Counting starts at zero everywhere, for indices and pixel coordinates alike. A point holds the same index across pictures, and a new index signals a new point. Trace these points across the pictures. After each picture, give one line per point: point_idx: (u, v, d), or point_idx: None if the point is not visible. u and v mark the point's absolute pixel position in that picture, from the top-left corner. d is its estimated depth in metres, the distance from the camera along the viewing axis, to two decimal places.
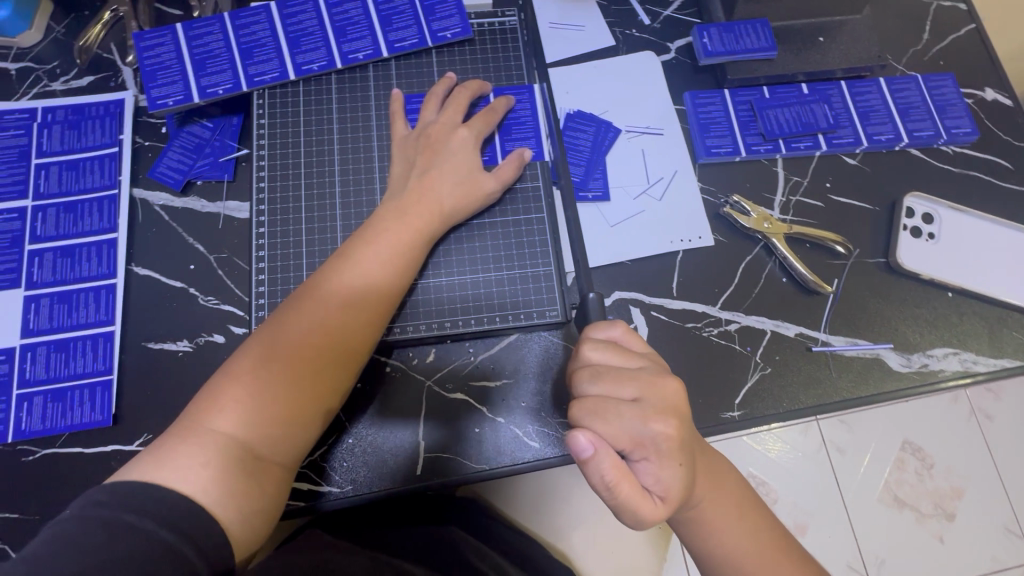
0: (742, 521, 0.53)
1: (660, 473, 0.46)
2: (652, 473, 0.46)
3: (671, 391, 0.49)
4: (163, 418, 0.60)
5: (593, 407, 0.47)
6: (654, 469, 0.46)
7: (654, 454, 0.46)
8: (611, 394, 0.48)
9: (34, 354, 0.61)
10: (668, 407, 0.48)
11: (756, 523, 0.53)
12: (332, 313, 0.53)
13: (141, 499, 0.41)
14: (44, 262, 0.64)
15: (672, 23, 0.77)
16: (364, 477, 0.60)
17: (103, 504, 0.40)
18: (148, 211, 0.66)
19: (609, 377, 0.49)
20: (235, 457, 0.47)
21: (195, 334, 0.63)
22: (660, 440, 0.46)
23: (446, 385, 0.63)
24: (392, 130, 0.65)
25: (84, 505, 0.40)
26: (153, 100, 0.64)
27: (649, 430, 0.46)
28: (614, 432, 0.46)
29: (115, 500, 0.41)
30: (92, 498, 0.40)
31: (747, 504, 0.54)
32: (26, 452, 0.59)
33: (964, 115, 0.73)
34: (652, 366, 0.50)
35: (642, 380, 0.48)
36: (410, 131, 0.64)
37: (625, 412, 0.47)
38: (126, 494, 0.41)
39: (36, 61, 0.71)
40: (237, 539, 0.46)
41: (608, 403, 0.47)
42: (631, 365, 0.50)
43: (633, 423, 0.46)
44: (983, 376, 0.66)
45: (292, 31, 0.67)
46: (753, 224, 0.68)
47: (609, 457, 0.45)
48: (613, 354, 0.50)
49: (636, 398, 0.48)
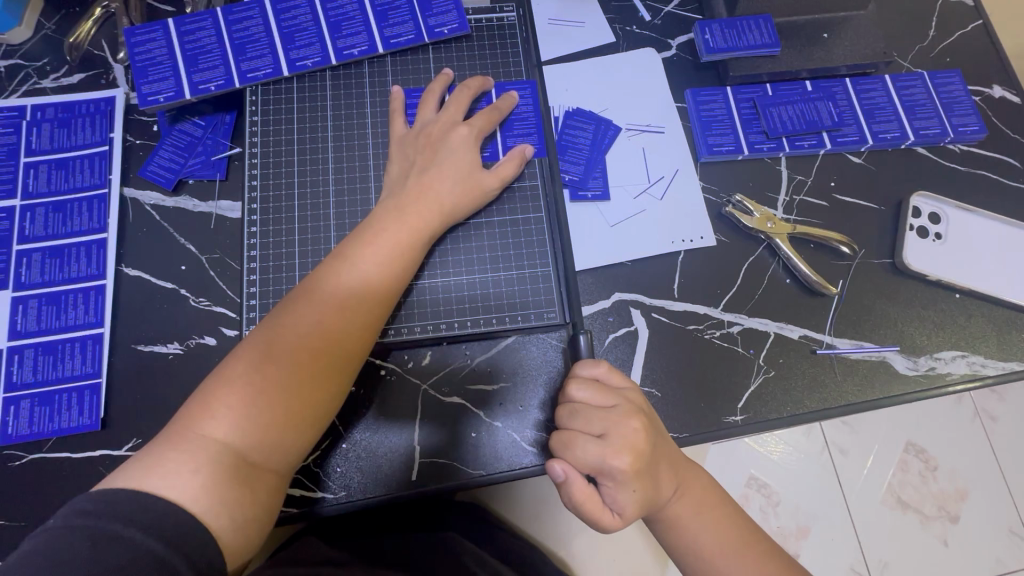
0: (705, 518, 0.52)
1: (621, 501, 0.48)
2: (616, 499, 0.49)
3: (637, 430, 0.49)
4: (153, 422, 0.59)
5: (565, 441, 0.50)
6: (616, 496, 0.49)
7: (618, 485, 0.48)
8: (583, 430, 0.50)
9: (21, 357, 0.60)
10: (636, 443, 0.48)
11: (722, 520, 0.52)
12: (332, 314, 0.52)
13: (127, 508, 0.40)
14: (32, 262, 0.62)
15: (673, 19, 0.76)
16: (359, 482, 0.58)
17: (89, 513, 0.39)
18: (139, 210, 0.65)
19: (585, 414, 0.51)
20: (228, 465, 0.46)
21: (186, 336, 0.62)
22: (620, 474, 0.48)
23: (443, 389, 0.61)
24: (390, 128, 0.64)
25: (69, 514, 0.39)
26: (144, 97, 0.63)
27: (612, 466, 0.48)
28: (583, 462, 0.49)
29: (99, 509, 0.40)
30: (77, 507, 0.40)
31: (711, 501, 0.53)
32: (11, 457, 0.58)
33: (972, 113, 0.71)
34: (626, 405, 0.51)
35: (611, 418, 0.50)
36: (409, 129, 0.63)
37: (591, 449, 0.49)
38: (111, 500, 0.41)
39: (26, 58, 0.70)
40: (228, 550, 0.44)
41: (580, 437, 0.50)
42: (606, 403, 0.51)
43: (597, 457, 0.49)
44: (991, 379, 0.64)
45: (285, 26, 0.66)
46: (756, 225, 0.66)
47: (576, 483, 0.49)
48: (594, 391, 0.51)
49: (605, 434, 0.49)
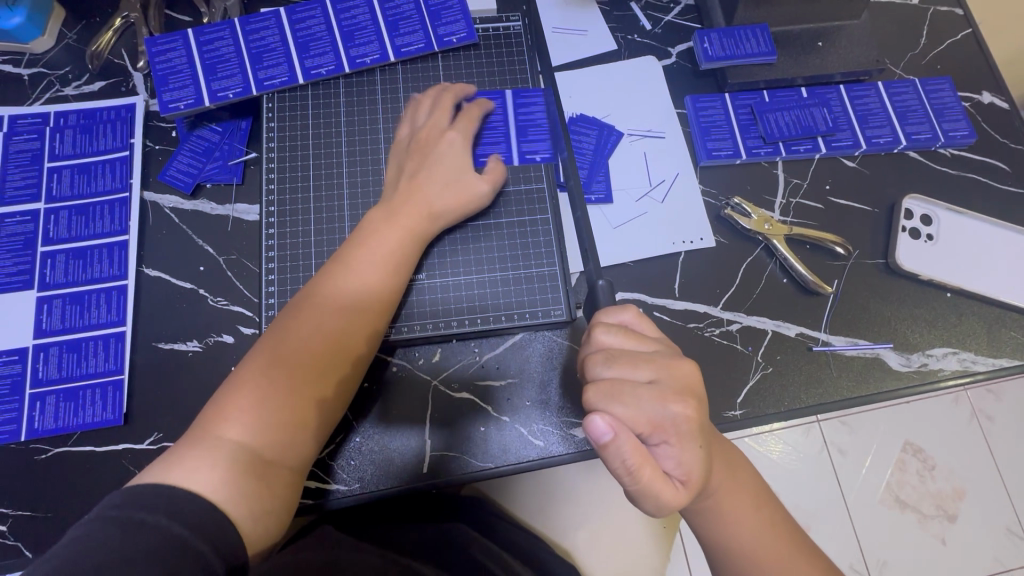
0: (758, 512, 0.54)
1: (681, 456, 0.46)
2: (673, 456, 0.46)
3: (687, 371, 0.49)
4: (174, 416, 0.61)
5: (609, 391, 0.46)
6: (674, 452, 0.46)
7: (675, 437, 0.46)
8: (625, 377, 0.47)
9: (47, 354, 0.62)
10: (685, 386, 0.48)
11: (770, 514, 0.54)
12: (331, 315, 0.55)
13: (154, 501, 0.42)
14: (56, 263, 0.65)
15: (673, 28, 0.78)
16: (372, 475, 0.60)
17: (117, 505, 0.41)
18: (158, 213, 0.68)
19: (624, 360, 0.48)
20: (245, 462, 0.48)
21: (205, 335, 0.64)
22: (680, 421, 0.46)
23: (452, 384, 0.64)
24: (394, 135, 0.66)
25: (100, 510, 0.41)
26: (165, 104, 0.65)
27: (668, 411, 0.46)
28: (636, 416, 0.46)
29: (129, 502, 0.41)
30: (108, 502, 0.41)
31: (761, 494, 0.55)
32: (38, 450, 0.60)
33: (962, 118, 0.74)
34: (665, 349, 0.50)
35: (657, 362, 0.48)
36: (403, 135, 0.65)
37: (643, 395, 0.46)
38: (139, 495, 0.42)
39: (49, 67, 0.72)
40: (247, 539, 0.46)
41: (627, 385, 0.47)
42: (643, 348, 0.50)
43: (653, 406, 0.46)
44: (982, 375, 0.67)
45: (301, 36, 0.68)
46: (754, 226, 0.69)
47: (628, 440, 0.44)
48: (624, 337, 0.50)
49: (653, 380, 0.47)
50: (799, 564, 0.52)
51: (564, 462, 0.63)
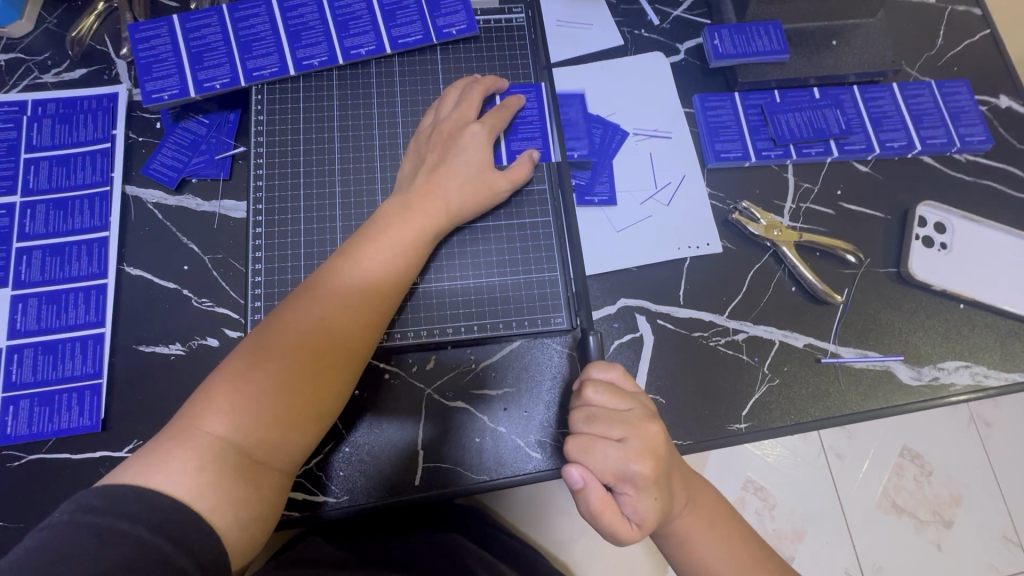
0: (715, 532, 0.51)
1: (639, 506, 0.46)
2: (632, 504, 0.46)
3: (656, 433, 0.47)
4: (155, 423, 0.58)
5: (581, 445, 0.47)
6: (633, 501, 0.46)
7: (634, 490, 0.46)
8: (598, 434, 0.47)
9: (22, 356, 0.59)
10: (656, 447, 0.47)
11: (731, 534, 0.52)
12: (333, 312, 0.52)
13: (134, 504, 0.40)
14: (32, 260, 0.62)
15: (682, 24, 0.75)
16: (361, 486, 0.58)
17: (96, 510, 0.39)
18: (141, 209, 0.64)
19: (600, 418, 0.47)
20: (232, 462, 0.45)
21: (188, 337, 0.61)
22: (639, 479, 0.46)
23: (446, 393, 0.61)
24: (418, 122, 0.64)
25: (76, 510, 0.38)
26: (148, 94, 0.62)
27: (630, 469, 0.46)
28: (601, 469, 0.46)
29: (106, 505, 0.39)
30: (84, 502, 0.39)
31: (720, 516, 0.52)
32: (11, 457, 0.57)
33: (979, 123, 0.72)
34: (642, 409, 0.49)
35: (629, 422, 0.47)
36: (426, 126, 0.63)
37: (609, 453, 0.46)
38: (118, 497, 0.40)
39: (27, 52, 0.69)
40: (232, 548, 0.44)
41: (597, 443, 0.46)
42: (621, 407, 0.49)
43: (615, 463, 0.46)
44: (993, 390, 0.64)
45: (292, 25, 0.65)
46: (762, 232, 0.66)
47: (595, 489, 0.46)
48: (608, 395, 0.49)
49: (623, 438, 0.47)
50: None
51: (560, 477, 0.60)
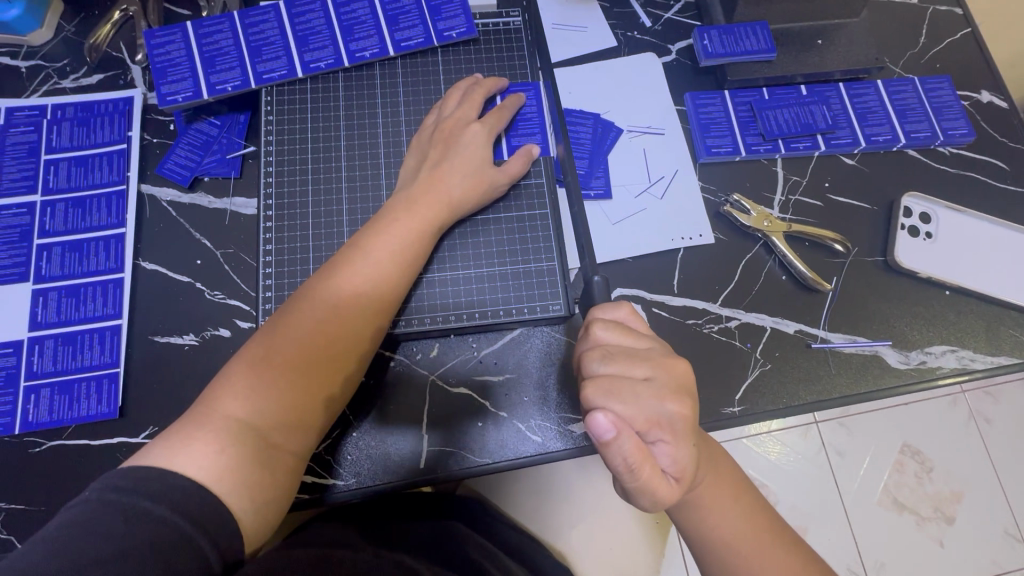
0: (736, 504, 0.54)
1: (676, 454, 0.46)
2: (668, 454, 0.46)
3: (682, 370, 0.49)
4: (170, 410, 0.61)
5: (608, 386, 0.46)
6: (669, 451, 0.46)
7: (670, 434, 0.46)
8: (624, 374, 0.47)
9: (42, 347, 0.62)
10: (679, 385, 0.48)
11: (749, 506, 0.54)
12: (344, 300, 0.54)
13: (157, 485, 0.42)
14: (52, 255, 0.64)
15: (673, 26, 0.78)
16: (368, 470, 0.60)
17: (122, 490, 0.41)
18: (155, 206, 0.67)
19: (621, 357, 0.48)
20: (249, 446, 0.48)
21: (201, 328, 0.64)
22: (675, 419, 0.46)
23: (449, 380, 0.64)
24: (423, 121, 0.67)
25: (103, 489, 0.41)
26: (163, 97, 0.65)
27: (665, 409, 0.46)
28: (634, 412, 0.46)
29: (132, 485, 0.41)
30: (111, 483, 0.41)
31: (741, 488, 0.55)
32: (32, 444, 0.59)
33: (961, 116, 0.74)
34: (659, 347, 0.50)
35: (654, 359, 0.48)
36: (429, 123, 0.65)
37: (640, 392, 0.46)
38: (142, 477, 0.42)
39: (46, 59, 0.72)
40: (247, 531, 0.46)
41: (625, 381, 0.47)
42: (639, 345, 0.50)
43: (650, 403, 0.46)
44: (980, 373, 0.66)
45: (300, 29, 0.68)
46: (753, 223, 0.69)
47: (629, 439, 0.43)
48: (622, 334, 0.50)
49: (649, 377, 0.47)
50: (777, 555, 0.52)
51: (559, 460, 0.62)
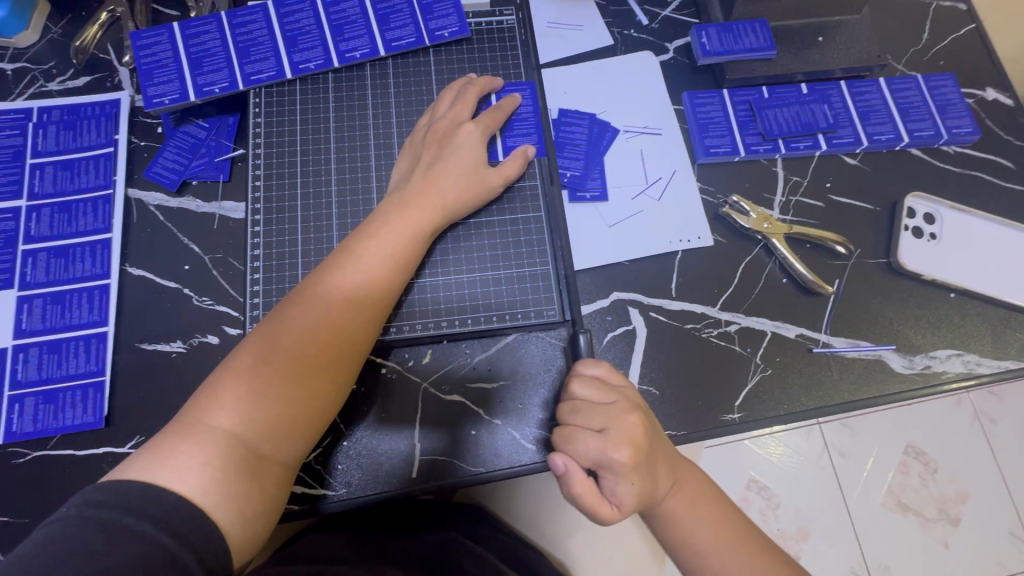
0: (700, 513, 0.52)
1: (619, 492, 0.49)
2: (615, 491, 0.49)
3: (634, 425, 0.49)
4: (157, 419, 0.60)
5: (565, 435, 0.51)
6: (615, 487, 0.49)
7: (613, 478, 0.49)
8: (583, 425, 0.51)
9: (27, 355, 0.60)
10: (635, 438, 0.49)
11: (715, 515, 0.52)
12: (336, 307, 0.53)
13: (139, 500, 0.40)
14: (37, 262, 0.63)
15: (671, 23, 0.77)
16: (359, 480, 0.59)
17: (101, 504, 0.39)
18: (143, 211, 0.66)
19: (582, 408, 0.51)
20: (236, 458, 0.46)
21: (189, 335, 0.62)
22: (617, 467, 0.48)
23: (442, 387, 0.62)
24: (416, 122, 0.65)
25: (83, 505, 0.39)
26: (150, 99, 0.64)
27: (609, 457, 0.48)
28: (582, 456, 0.50)
29: (112, 500, 0.40)
30: (90, 497, 0.40)
31: (705, 496, 0.53)
32: (16, 454, 0.58)
33: (965, 115, 0.72)
34: (625, 400, 0.51)
35: (610, 413, 0.50)
36: (422, 125, 0.64)
37: (591, 441, 0.49)
38: (124, 492, 0.41)
39: (32, 61, 0.71)
40: (235, 545, 0.45)
41: (580, 432, 0.50)
42: (607, 400, 0.51)
43: (596, 452, 0.49)
44: (986, 378, 0.65)
45: (289, 29, 0.67)
46: (753, 225, 0.67)
47: (575, 475, 0.49)
48: (596, 389, 0.52)
49: (604, 428, 0.50)
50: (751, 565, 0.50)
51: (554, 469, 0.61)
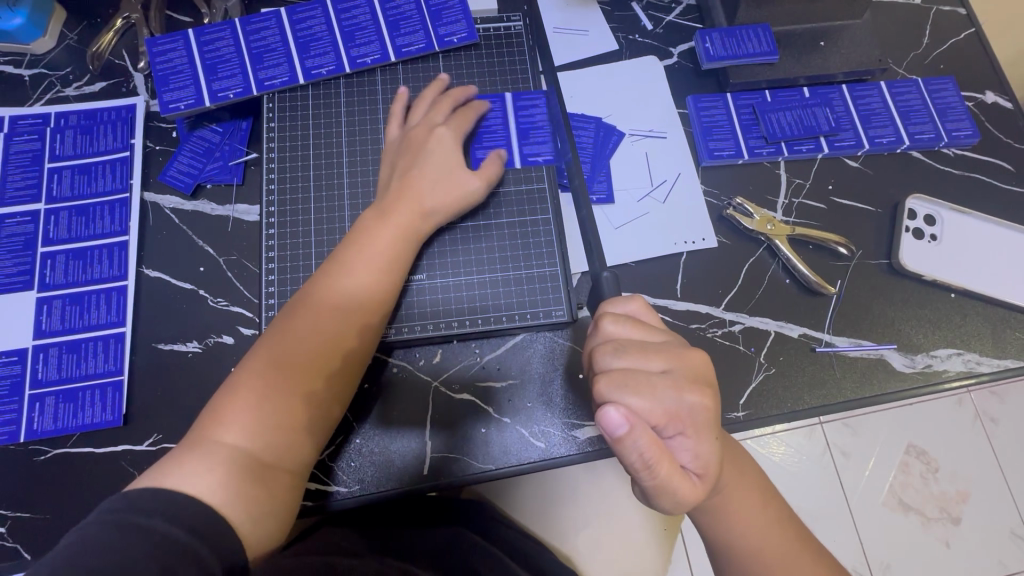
0: (765, 509, 0.54)
1: (697, 449, 0.46)
2: (689, 448, 0.46)
3: (697, 360, 0.48)
4: (174, 418, 0.61)
5: (623, 380, 0.45)
6: (689, 444, 0.46)
7: (690, 428, 0.46)
8: (638, 367, 0.47)
9: (47, 355, 0.62)
10: (694, 376, 0.47)
11: (778, 511, 0.54)
12: (326, 316, 0.54)
13: (155, 503, 0.42)
14: (56, 264, 0.65)
15: (675, 28, 0.78)
16: (371, 477, 0.60)
17: (118, 510, 0.40)
18: (158, 214, 0.67)
19: (634, 350, 0.47)
20: (243, 463, 0.48)
21: (205, 335, 0.64)
22: (694, 411, 0.46)
23: (452, 385, 0.64)
24: (385, 129, 0.67)
25: (101, 511, 0.40)
26: (165, 105, 0.65)
27: (684, 401, 0.45)
28: (649, 406, 0.45)
29: (128, 506, 0.41)
30: (107, 506, 0.41)
31: (767, 492, 0.55)
32: (37, 452, 0.60)
33: (966, 118, 0.74)
34: (674, 339, 0.50)
35: (668, 352, 0.48)
36: (394, 134, 0.65)
37: (657, 384, 0.45)
38: (138, 498, 0.42)
39: (49, 67, 0.72)
40: (249, 545, 0.46)
41: (638, 372, 0.46)
42: (651, 338, 0.49)
43: (667, 396, 0.45)
44: (986, 376, 0.66)
45: (301, 36, 0.68)
46: (756, 227, 0.68)
47: (646, 434, 0.42)
48: (633, 327, 0.49)
49: (666, 369, 0.47)
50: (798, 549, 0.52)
51: (563, 465, 0.62)
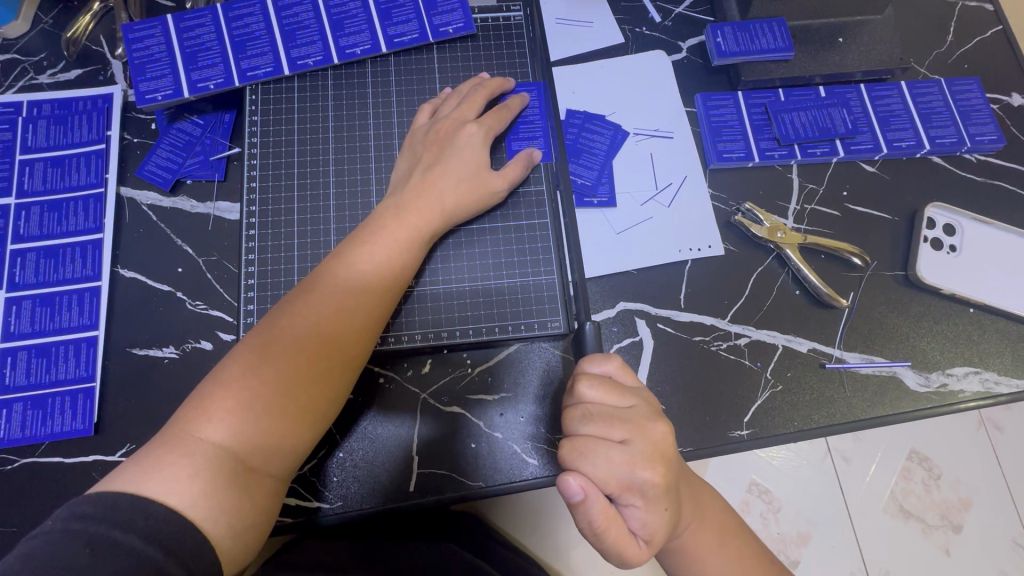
0: (723, 549, 0.51)
1: (647, 519, 0.43)
2: (639, 518, 0.44)
3: (661, 434, 0.46)
4: (148, 427, 0.58)
5: (581, 448, 0.44)
6: (641, 515, 0.44)
7: (642, 500, 0.43)
8: (601, 436, 0.45)
9: (15, 359, 0.59)
10: (660, 449, 0.45)
11: (741, 551, 0.51)
12: (328, 316, 0.50)
13: (126, 512, 0.38)
14: (26, 262, 0.61)
15: (684, 21, 0.74)
16: (355, 492, 0.57)
17: (87, 517, 0.37)
18: (135, 211, 0.64)
19: (600, 418, 0.45)
20: (226, 468, 0.44)
21: (182, 340, 0.61)
22: (648, 487, 0.43)
23: (442, 398, 0.60)
24: (413, 121, 0.63)
25: (65, 518, 0.37)
26: (142, 95, 0.61)
27: (638, 476, 0.43)
28: (603, 477, 0.43)
29: (98, 513, 0.38)
30: (75, 510, 0.37)
31: (730, 530, 0.52)
32: (5, 461, 0.57)
33: (990, 121, 0.70)
34: (644, 406, 0.47)
35: (633, 422, 0.45)
36: (424, 124, 0.62)
37: (613, 456, 0.43)
38: (109, 503, 0.38)
39: (22, 53, 0.68)
40: (226, 559, 0.42)
41: (598, 445, 0.44)
42: (622, 404, 0.47)
43: (621, 468, 0.43)
44: (1004, 397, 0.63)
45: (287, 24, 0.64)
46: (766, 234, 0.65)
47: (599, 502, 0.42)
48: (605, 392, 0.47)
49: (626, 440, 0.45)
50: None
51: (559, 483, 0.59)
